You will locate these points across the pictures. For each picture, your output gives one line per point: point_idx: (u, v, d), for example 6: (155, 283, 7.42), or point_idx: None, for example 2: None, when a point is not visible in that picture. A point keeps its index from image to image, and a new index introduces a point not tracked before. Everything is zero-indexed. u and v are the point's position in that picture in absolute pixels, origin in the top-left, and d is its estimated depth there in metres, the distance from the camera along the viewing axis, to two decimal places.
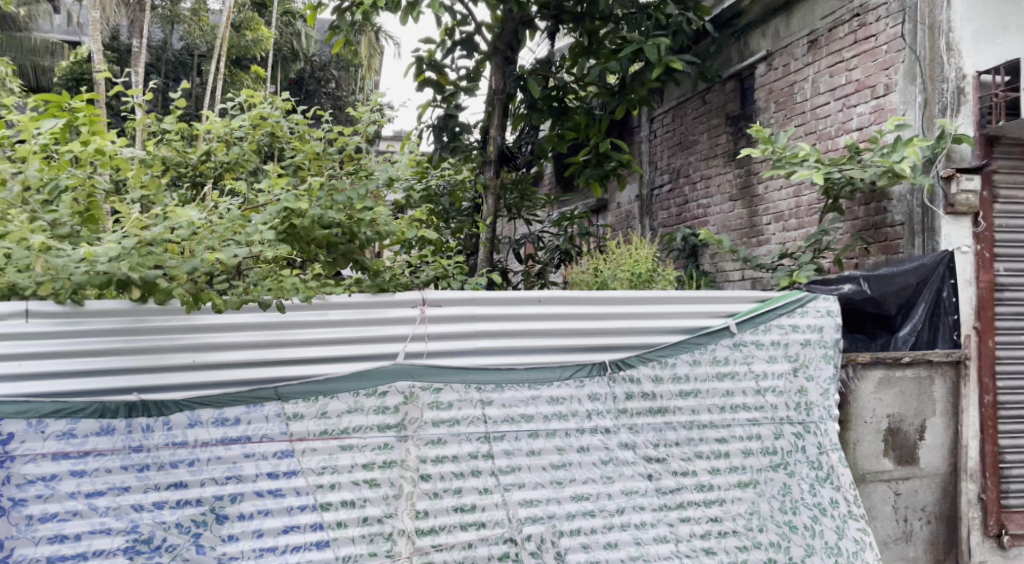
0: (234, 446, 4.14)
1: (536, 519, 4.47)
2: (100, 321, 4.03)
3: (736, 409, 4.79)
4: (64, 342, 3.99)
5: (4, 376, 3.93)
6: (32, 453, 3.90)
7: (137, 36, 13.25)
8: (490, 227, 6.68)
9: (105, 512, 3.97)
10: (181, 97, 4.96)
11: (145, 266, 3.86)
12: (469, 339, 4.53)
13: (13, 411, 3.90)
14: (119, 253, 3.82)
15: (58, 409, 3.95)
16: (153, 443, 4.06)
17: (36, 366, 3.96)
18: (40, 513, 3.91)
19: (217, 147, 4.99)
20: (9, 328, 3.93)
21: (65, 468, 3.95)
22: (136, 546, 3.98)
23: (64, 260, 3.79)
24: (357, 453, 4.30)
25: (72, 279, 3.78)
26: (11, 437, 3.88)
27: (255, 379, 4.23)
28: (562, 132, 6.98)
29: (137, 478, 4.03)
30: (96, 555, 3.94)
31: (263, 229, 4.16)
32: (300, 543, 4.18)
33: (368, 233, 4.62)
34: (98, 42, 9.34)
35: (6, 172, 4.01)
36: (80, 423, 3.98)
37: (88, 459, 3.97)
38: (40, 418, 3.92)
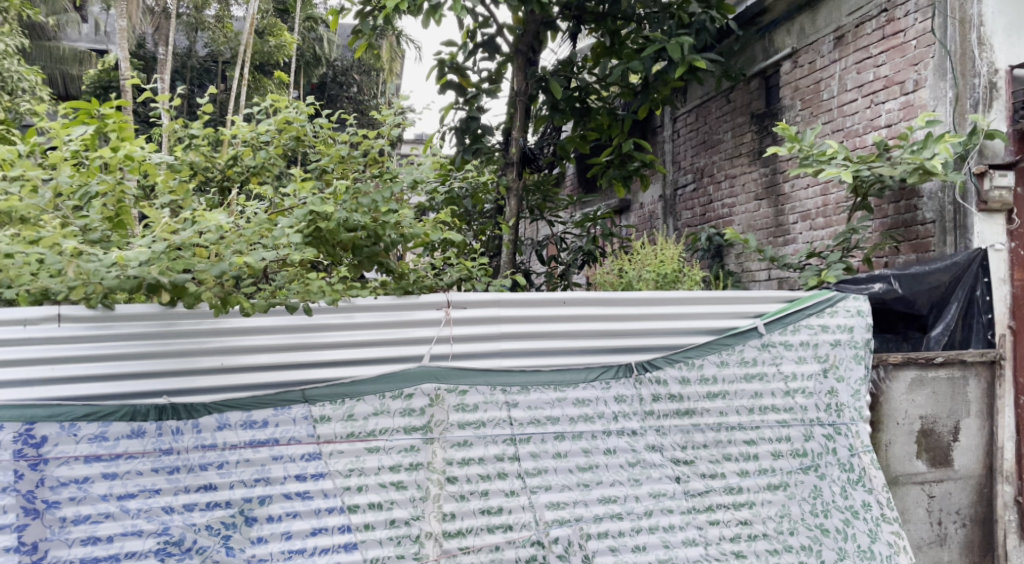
0: (262, 448, 4.15)
1: (563, 521, 4.45)
2: (130, 325, 4.05)
3: (766, 410, 4.75)
4: (96, 345, 4.01)
5: (37, 380, 3.95)
6: (66, 456, 3.93)
7: (162, 42, 13.28)
8: (512, 228, 6.65)
9: (136, 514, 3.99)
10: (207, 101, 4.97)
11: (174, 270, 3.92)
12: (495, 341, 4.51)
13: (47, 414, 3.92)
14: (149, 257, 3.88)
15: (90, 412, 3.97)
16: (184, 446, 4.07)
17: (67, 370, 3.98)
18: (73, 515, 3.93)
19: (243, 152, 5.04)
20: (43, 332, 3.96)
21: (98, 470, 3.97)
22: (167, 548, 4.00)
23: (96, 265, 3.85)
24: (383, 455, 4.29)
25: (104, 283, 3.87)
26: (45, 440, 3.92)
27: (282, 382, 4.24)
28: (585, 133, 6.93)
29: (167, 481, 4.04)
30: (128, 558, 3.96)
31: (290, 233, 4.17)
32: (328, 545, 4.18)
33: (393, 235, 4.60)
34: (126, 51, 9.33)
35: (37, 179, 4.07)
36: (110, 426, 3.99)
37: (119, 462, 3.99)
38: (73, 421, 3.95)
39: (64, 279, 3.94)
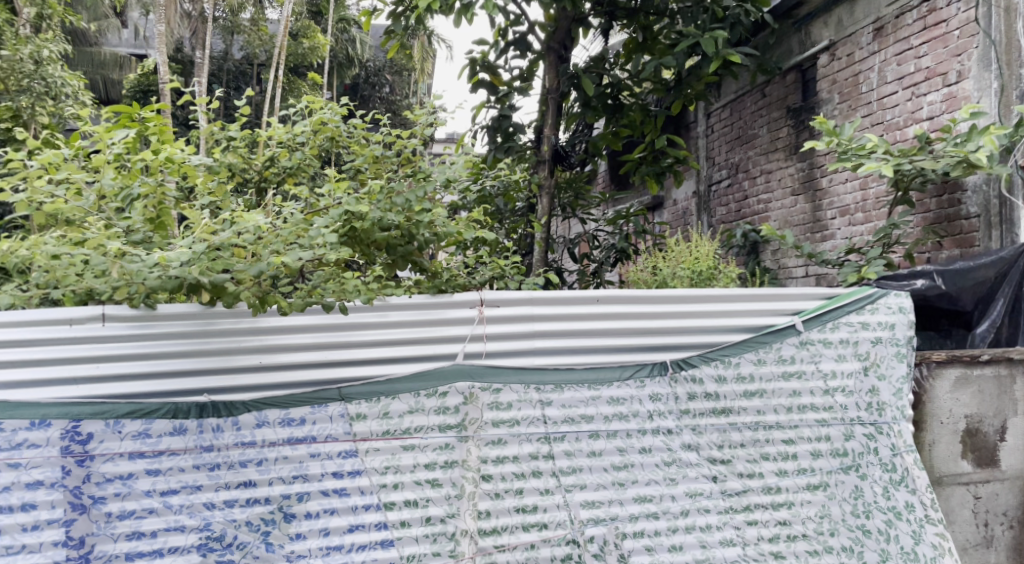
0: (300, 445, 4.16)
1: (599, 520, 4.41)
2: (171, 323, 4.08)
3: (804, 409, 4.68)
4: (137, 344, 4.04)
5: (81, 378, 3.99)
6: (110, 453, 3.96)
7: (199, 46, 13.36)
8: (544, 227, 6.60)
9: (179, 510, 4.02)
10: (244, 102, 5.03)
11: (213, 270, 3.95)
12: (529, 339, 4.49)
13: (92, 412, 3.96)
14: (190, 257, 3.94)
15: (133, 409, 4.01)
16: (224, 443, 4.09)
17: (111, 368, 4.01)
18: (118, 510, 3.95)
19: (280, 153, 5.08)
20: (86, 331, 4.01)
21: (141, 467, 4.00)
22: (209, 543, 4.02)
23: (139, 265, 3.90)
24: (418, 453, 4.29)
25: (147, 283, 3.91)
26: (91, 437, 3.95)
27: (320, 380, 4.25)
28: (617, 130, 6.89)
29: (208, 477, 4.06)
30: (172, 553, 3.99)
31: (326, 232, 4.17)
32: (365, 542, 4.18)
33: (426, 235, 4.60)
34: (166, 55, 9.40)
35: (81, 182, 4.12)
36: (153, 423, 4.03)
37: (162, 458, 4.02)
38: (117, 419, 3.98)
39: (107, 279, 3.96)
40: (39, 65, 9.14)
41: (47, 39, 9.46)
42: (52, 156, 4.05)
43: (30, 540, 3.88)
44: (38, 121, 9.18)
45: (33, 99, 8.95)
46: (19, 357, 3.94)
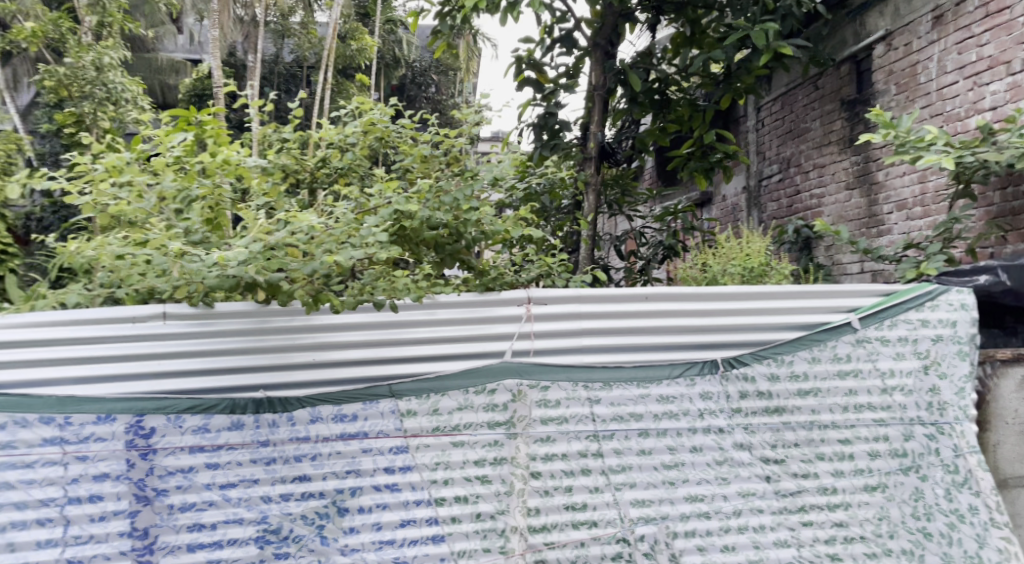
0: (352, 441, 4.18)
1: (649, 519, 4.38)
2: (228, 321, 4.11)
3: (861, 409, 4.57)
4: (197, 341, 4.08)
5: (142, 374, 4.03)
6: (172, 447, 4.02)
7: (252, 50, 13.52)
8: (591, 224, 6.54)
9: (237, 503, 4.08)
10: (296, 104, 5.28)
11: (269, 269, 4.01)
12: (576, 338, 4.44)
13: (155, 407, 4.01)
14: (247, 257, 3.95)
15: (194, 404, 4.05)
16: (280, 438, 4.13)
17: (172, 364, 4.06)
18: (180, 502, 4.03)
19: (331, 154, 5.11)
20: (148, 329, 4.04)
21: (201, 460, 4.06)
22: (266, 536, 4.09)
23: (199, 264, 3.94)
24: (468, 449, 4.28)
25: (205, 282, 3.95)
26: (153, 432, 4.01)
27: (369, 377, 4.24)
28: (665, 125, 6.78)
29: (265, 471, 4.11)
30: (231, 544, 4.06)
31: (377, 232, 4.19)
32: (416, 537, 4.20)
33: (474, 233, 4.71)
34: (219, 59, 9.43)
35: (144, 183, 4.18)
36: (212, 418, 4.07)
37: (221, 452, 4.07)
38: (178, 413, 4.03)
39: (168, 277, 4.04)
40: (100, 72, 9.60)
41: (109, 46, 9.83)
42: (116, 159, 4.13)
43: (97, 530, 3.96)
44: (100, 126, 9.58)
45: (95, 105, 9.51)
46: (84, 354, 3.98)
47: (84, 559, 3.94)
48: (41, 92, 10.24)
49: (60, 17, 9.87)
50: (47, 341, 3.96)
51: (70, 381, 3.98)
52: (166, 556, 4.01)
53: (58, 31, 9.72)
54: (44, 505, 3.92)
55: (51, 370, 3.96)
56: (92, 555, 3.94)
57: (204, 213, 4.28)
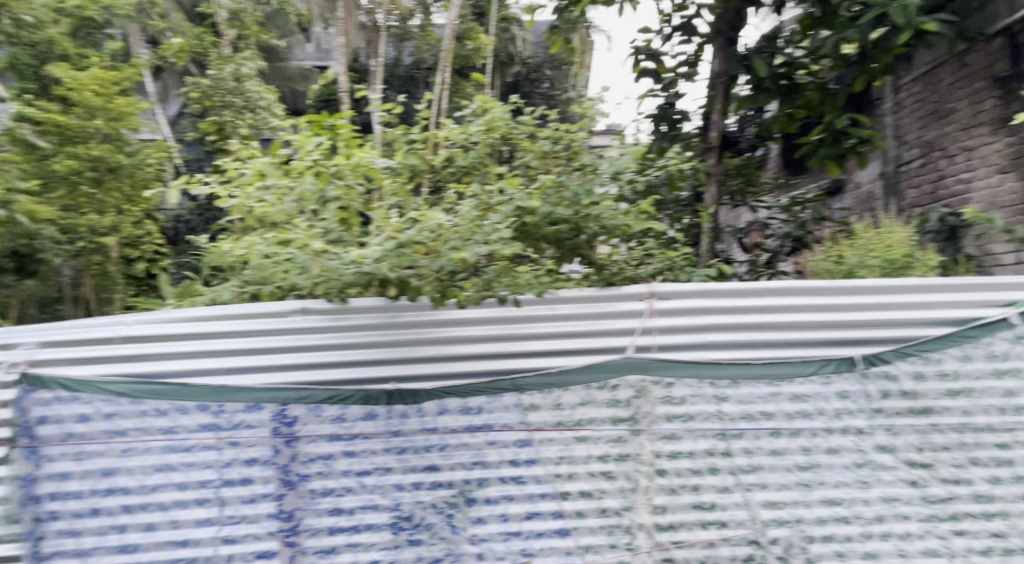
0: (479, 434, 4.21)
1: (783, 522, 4.19)
2: (361, 317, 4.35)
3: (1020, 410, 4.23)
4: (332, 335, 4.34)
5: (284, 367, 4.34)
6: (313, 435, 4.19)
7: (374, 54, 13.78)
8: (712, 217, 6.30)
9: (373, 490, 4.21)
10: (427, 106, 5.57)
11: (400, 266, 4.14)
12: (701, 332, 4.35)
13: (297, 397, 4.17)
14: (382, 255, 4.14)
15: (330, 396, 4.17)
16: (410, 429, 4.21)
17: (310, 356, 4.34)
18: (322, 487, 4.20)
19: (454, 153, 5.01)
20: (289, 323, 4.32)
21: (339, 448, 4.21)
22: (399, 522, 4.19)
23: (336, 262, 4.16)
24: (591, 445, 4.20)
25: (342, 278, 4.16)
26: (296, 420, 4.19)
27: (492, 370, 4.36)
28: (793, 111, 6.42)
29: (398, 460, 4.21)
30: (368, 529, 4.20)
31: (502, 228, 4.25)
32: (542, 530, 4.21)
33: (595, 228, 4.62)
34: (343, 66, 9.63)
35: (290, 187, 4.47)
36: (349, 408, 4.21)
37: (357, 441, 4.21)
38: (317, 404, 4.18)
39: (307, 274, 4.29)
40: (239, 82, 10.38)
41: (247, 57, 10.60)
42: (263, 166, 4.48)
43: (249, 511, 4.18)
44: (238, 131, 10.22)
45: (234, 113, 10.18)
46: (233, 347, 4.32)
47: (238, 537, 4.18)
48: (188, 103, 10.99)
49: (205, 33, 11.04)
50: (201, 335, 4.31)
51: (221, 372, 4.32)
52: (309, 538, 4.19)
53: (203, 44, 10.91)
54: (201, 486, 4.18)
55: (205, 361, 4.31)
56: (245, 534, 4.18)
57: (341, 214, 4.51)
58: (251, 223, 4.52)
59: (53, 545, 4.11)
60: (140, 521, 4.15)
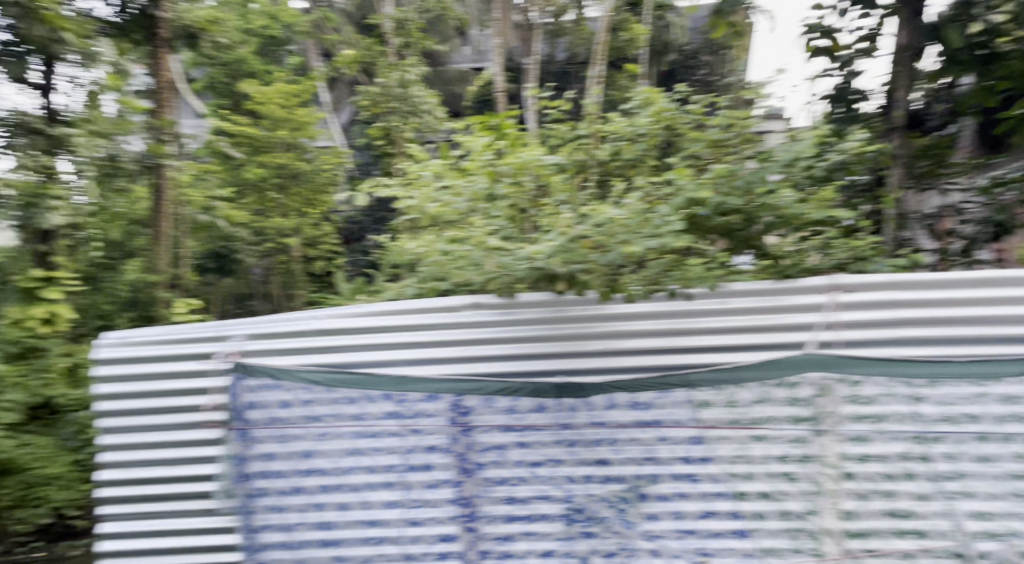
0: (648, 429, 4.21)
1: (993, 535, 4.02)
2: (528, 311, 4.45)
3: None
4: (503, 329, 4.45)
5: (452, 359, 4.46)
6: (487, 425, 4.32)
7: (530, 52, 13.96)
8: (897, 203, 6.02)
9: (546, 481, 4.29)
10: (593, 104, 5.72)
11: (571, 261, 4.31)
12: (891, 328, 4.19)
13: (472, 388, 4.33)
14: (554, 250, 4.32)
15: (503, 387, 4.32)
16: (579, 422, 4.26)
17: (479, 350, 4.44)
18: (496, 476, 4.32)
19: (621, 146, 5.07)
20: (457, 316, 4.47)
21: (512, 439, 4.31)
22: (572, 514, 4.27)
23: (509, 259, 4.44)
24: (770, 444, 4.13)
25: (518, 273, 4.37)
26: (471, 411, 4.33)
27: (664, 366, 4.33)
28: (994, 83, 5.90)
29: (568, 453, 4.27)
30: (542, 519, 4.30)
31: (670, 221, 4.35)
32: (719, 530, 4.18)
33: (769, 218, 4.59)
34: (501, 66, 9.87)
35: (462, 187, 4.97)
36: (520, 399, 4.32)
37: (529, 433, 4.29)
38: (490, 395, 4.33)
39: (482, 271, 4.56)
40: (405, 88, 10.73)
41: (411, 64, 10.98)
42: (439, 168, 5.17)
43: (431, 496, 4.36)
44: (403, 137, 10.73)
45: (400, 118, 10.66)
46: (409, 340, 4.49)
47: (422, 520, 4.37)
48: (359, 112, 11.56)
49: (374, 44, 11.65)
50: (380, 327, 4.51)
51: (400, 364, 4.49)
52: (487, 525, 4.33)
53: (372, 54, 11.63)
54: (388, 470, 4.39)
55: (384, 353, 4.51)
56: (427, 518, 4.36)
57: (509, 211, 4.89)
58: (425, 221, 5.13)
59: (262, 519, 4.45)
60: (334, 501, 4.42)
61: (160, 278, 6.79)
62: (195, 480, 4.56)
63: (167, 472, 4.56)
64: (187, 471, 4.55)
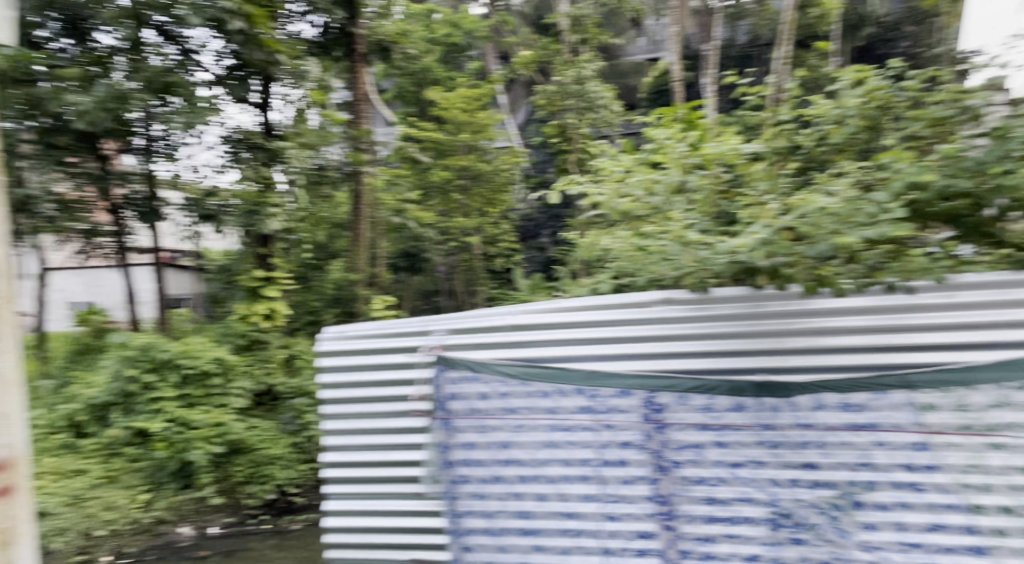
0: (863, 433, 3.90)
1: None
2: (724, 306, 4.26)
3: None
4: (699, 325, 4.29)
5: (646, 356, 4.34)
6: (682, 423, 4.14)
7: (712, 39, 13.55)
8: None
9: (748, 482, 4.05)
10: (794, 86, 5.52)
11: (773, 253, 4.19)
12: None
13: (664, 385, 4.19)
14: (756, 243, 4.22)
15: (697, 385, 4.15)
16: (783, 423, 4.01)
17: (675, 346, 4.30)
18: (695, 475, 4.12)
19: (829, 130, 4.91)
20: (648, 312, 4.36)
21: (710, 438, 4.10)
22: (778, 519, 4.00)
23: (706, 253, 4.37)
24: (1011, 454, 3.72)
25: (714, 267, 4.32)
26: (664, 408, 4.17)
27: (880, 365, 3.99)
28: None
29: (771, 454, 4.02)
30: (746, 522, 4.05)
31: (888, 209, 4.14)
32: (951, 545, 3.78)
33: (1003, 201, 4.19)
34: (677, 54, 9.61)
35: (656, 181, 5.06)
36: (716, 398, 4.11)
37: (727, 432, 4.08)
38: (683, 393, 4.15)
39: (676, 265, 4.51)
40: (582, 85, 10.59)
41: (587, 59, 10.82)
42: (630, 163, 5.38)
43: (627, 491, 4.22)
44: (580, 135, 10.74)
45: (576, 115, 10.66)
46: (603, 336, 4.40)
47: (619, 515, 4.23)
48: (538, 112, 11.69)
49: (551, 42, 11.73)
50: (572, 324, 4.46)
51: (591, 360, 4.41)
52: (687, 524, 4.13)
53: (549, 52, 11.70)
54: (584, 463, 4.29)
55: (575, 348, 4.44)
56: (624, 514, 4.22)
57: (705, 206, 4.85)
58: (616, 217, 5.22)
59: (466, 504, 4.47)
60: (533, 491, 4.36)
61: (358, 278, 10.27)
62: (408, 465, 4.73)
63: (385, 456, 4.77)
64: (402, 456, 4.74)
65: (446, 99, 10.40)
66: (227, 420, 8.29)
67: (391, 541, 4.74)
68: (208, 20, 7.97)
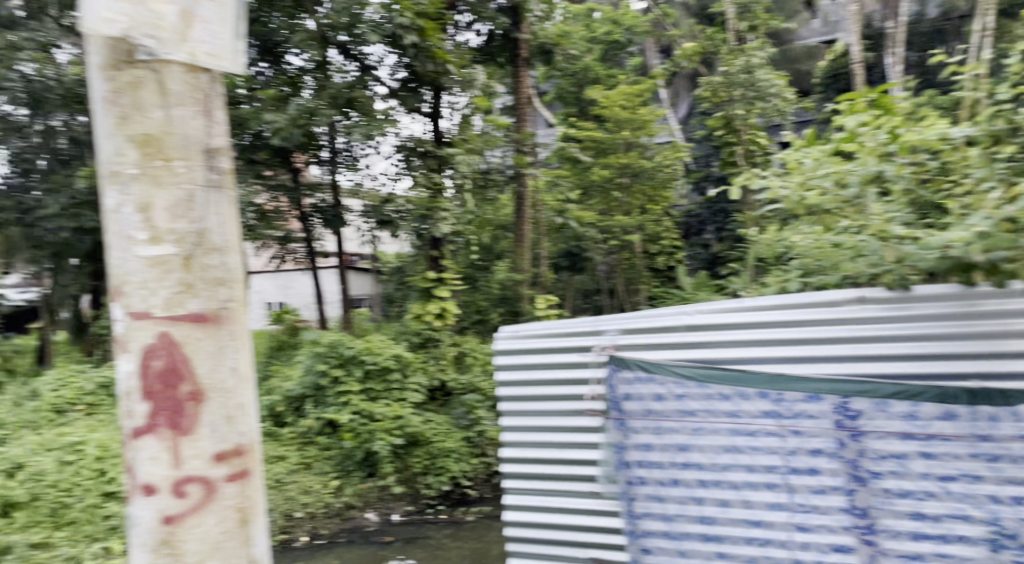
0: None
1: None
2: (928, 305, 4.07)
3: None
4: (895, 328, 4.10)
5: (842, 359, 4.19)
6: (882, 431, 4.00)
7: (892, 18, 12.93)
8: None
9: (961, 498, 3.85)
10: (1016, 62, 5.19)
11: (992, 248, 4.08)
12: None
13: (860, 389, 4.05)
14: (972, 239, 4.17)
15: (899, 391, 3.99)
16: (1003, 435, 3.81)
17: (871, 349, 4.14)
18: (897, 488, 3.96)
19: None
20: (842, 313, 4.20)
21: (914, 448, 3.94)
22: (999, 539, 3.79)
23: (915, 248, 4.35)
24: None
25: (921, 264, 4.28)
26: (860, 415, 4.05)
27: None
28: None
29: (989, 468, 3.82)
30: (959, 541, 3.84)
31: None
32: None
33: None
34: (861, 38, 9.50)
35: (849, 173, 5.13)
36: (922, 405, 3.95)
37: (935, 442, 3.91)
38: (884, 398, 4.01)
39: (876, 262, 4.51)
40: (751, 73, 10.47)
41: (756, 47, 10.68)
42: (819, 154, 5.34)
43: (819, 501, 4.11)
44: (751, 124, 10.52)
45: (744, 105, 10.46)
46: (788, 338, 4.29)
47: (812, 526, 4.13)
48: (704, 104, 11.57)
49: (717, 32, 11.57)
50: (753, 325, 4.37)
51: (775, 362, 4.32)
52: (889, 540, 3.96)
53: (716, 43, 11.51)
54: (770, 471, 4.21)
55: (757, 351, 4.35)
56: (818, 525, 4.12)
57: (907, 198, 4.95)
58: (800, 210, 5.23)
59: (643, 506, 4.49)
60: (714, 497, 4.32)
61: (521, 278, 11.00)
62: (584, 463, 4.76)
63: (560, 453, 4.83)
64: (577, 454, 4.78)
65: (608, 98, 11.10)
66: (405, 413, 8.67)
67: (570, 538, 4.80)
68: (386, 38, 9.35)
